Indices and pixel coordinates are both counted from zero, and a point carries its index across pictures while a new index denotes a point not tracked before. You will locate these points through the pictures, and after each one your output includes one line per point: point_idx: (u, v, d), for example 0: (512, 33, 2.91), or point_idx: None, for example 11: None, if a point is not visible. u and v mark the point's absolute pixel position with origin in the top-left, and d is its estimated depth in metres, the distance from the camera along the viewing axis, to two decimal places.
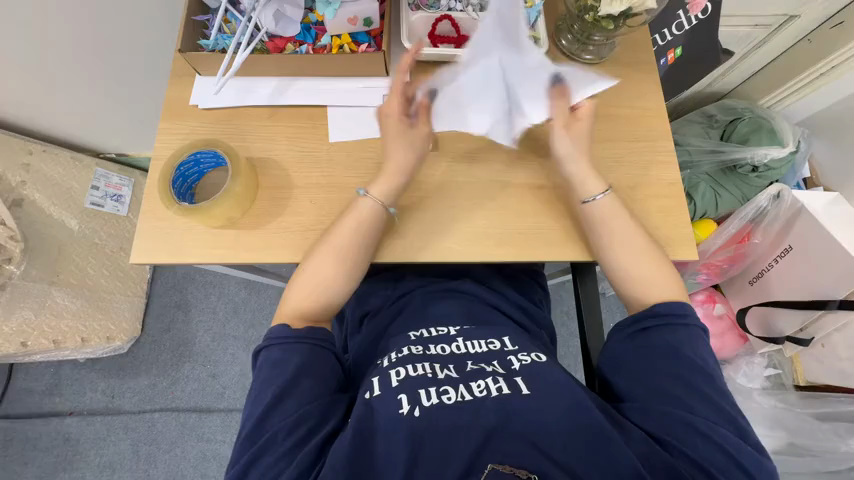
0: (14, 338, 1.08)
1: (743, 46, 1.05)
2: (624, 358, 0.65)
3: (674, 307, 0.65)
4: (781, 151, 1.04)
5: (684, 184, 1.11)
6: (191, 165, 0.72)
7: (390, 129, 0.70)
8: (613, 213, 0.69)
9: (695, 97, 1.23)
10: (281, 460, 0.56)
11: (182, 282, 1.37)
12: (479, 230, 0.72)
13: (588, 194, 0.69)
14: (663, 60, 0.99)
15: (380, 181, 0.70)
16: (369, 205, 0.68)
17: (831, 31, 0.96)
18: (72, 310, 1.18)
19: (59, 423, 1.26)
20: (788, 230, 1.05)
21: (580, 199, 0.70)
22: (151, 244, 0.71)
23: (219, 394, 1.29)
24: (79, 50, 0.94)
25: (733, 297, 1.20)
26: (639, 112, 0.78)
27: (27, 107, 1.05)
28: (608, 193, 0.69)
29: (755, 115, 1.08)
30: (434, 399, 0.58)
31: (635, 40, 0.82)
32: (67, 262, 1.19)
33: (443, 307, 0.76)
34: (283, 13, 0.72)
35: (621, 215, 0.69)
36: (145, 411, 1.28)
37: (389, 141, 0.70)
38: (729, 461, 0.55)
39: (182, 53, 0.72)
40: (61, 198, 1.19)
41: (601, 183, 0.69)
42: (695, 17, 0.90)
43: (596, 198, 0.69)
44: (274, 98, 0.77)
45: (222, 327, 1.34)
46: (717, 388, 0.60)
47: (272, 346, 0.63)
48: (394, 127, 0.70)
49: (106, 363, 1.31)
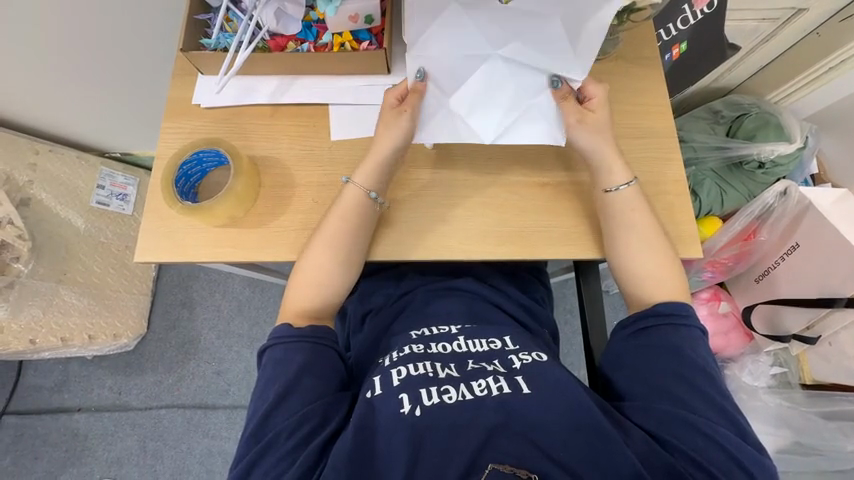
0: (23, 336, 1.12)
1: (750, 40, 1.03)
2: (625, 356, 0.64)
3: (678, 307, 0.64)
4: (789, 147, 1.03)
5: (689, 181, 1.10)
6: (194, 164, 0.72)
7: (384, 119, 0.68)
8: (627, 209, 0.68)
9: (701, 92, 1.21)
10: (282, 461, 0.56)
11: (187, 279, 1.38)
12: (481, 229, 0.72)
13: (613, 183, 0.69)
14: (668, 56, 1.00)
15: (369, 172, 0.69)
16: (352, 191, 0.69)
17: (840, 24, 0.94)
18: (80, 308, 1.19)
19: (67, 419, 1.27)
20: (795, 227, 1.04)
21: (604, 187, 0.69)
22: (153, 243, 0.71)
23: (223, 391, 1.30)
24: (83, 48, 0.95)
25: (738, 296, 1.18)
26: (642, 109, 0.77)
27: (31, 107, 1.06)
28: (632, 184, 0.69)
29: (762, 111, 1.08)
30: (435, 399, 0.58)
31: (639, 36, 0.80)
32: (74, 261, 1.20)
33: (444, 306, 0.76)
34: (285, 11, 0.71)
35: (639, 211, 0.68)
36: (152, 407, 1.29)
37: (380, 130, 0.69)
38: (729, 461, 0.55)
39: (184, 52, 0.73)
40: (68, 198, 1.21)
41: (627, 173, 0.69)
42: (700, 11, 0.90)
43: (620, 187, 0.68)
44: (275, 97, 0.77)
45: (227, 325, 1.34)
46: (718, 389, 0.60)
47: (275, 345, 0.64)
48: (389, 112, 0.68)
49: (113, 360, 1.32)
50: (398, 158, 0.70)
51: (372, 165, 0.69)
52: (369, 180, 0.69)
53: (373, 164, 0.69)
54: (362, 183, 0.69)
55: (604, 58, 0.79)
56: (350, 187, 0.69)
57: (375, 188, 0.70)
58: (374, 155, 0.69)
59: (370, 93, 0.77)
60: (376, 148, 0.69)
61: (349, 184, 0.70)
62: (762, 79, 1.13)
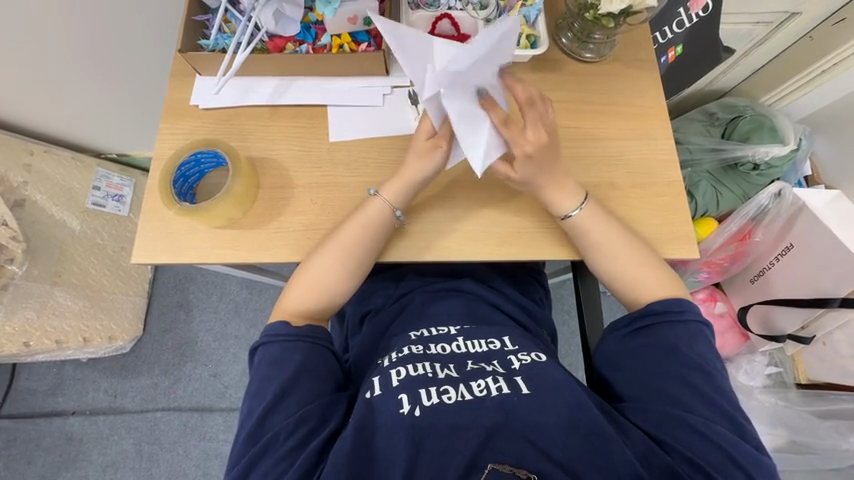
0: (17, 338, 1.10)
1: (743, 43, 1.05)
2: (623, 355, 0.65)
3: (672, 303, 0.65)
4: (782, 149, 1.04)
5: (686, 182, 1.11)
6: (191, 165, 0.72)
7: (417, 148, 0.69)
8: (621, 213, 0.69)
9: (697, 95, 1.24)
10: (282, 462, 0.56)
11: (183, 281, 1.38)
12: (481, 231, 0.72)
13: (566, 210, 0.69)
14: (663, 59, 0.99)
15: (399, 189, 0.69)
16: (379, 205, 0.69)
17: (834, 27, 0.95)
18: (75, 310, 1.18)
19: (62, 422, 1.26)
20: (789, 228, 1.05)
21: (560, 215, 0.70)
22: (152, 243, 0.71)
23: (220, 393, 1.29)
24: (80, 50, 0.95)
25: (732, 296, 1.20)
26: (639, 111, 0.78)
27: (28, 107, 1.05)
28: (586, 204, 0.69)
29: (756, 113, 1.09)
30: (434, 399, 0.59)
31: (635, 39, 0.81)
32: (68, 263, 1.19)
33: (444, 307, 0.76)
34: (283, 12, 0.71)
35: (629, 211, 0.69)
36: (148, 410, 1.28)
37: (410, 158, 0.69)
38: (727, 460, 0.56)
39: (182, 53, 0.72)
40: (63, 199, 1.20)
41: (576, 195, 0.69)
42: (696, 15, 0.91)
43: (574, 212, 0.69)
44: (274, 98, 0.77)
45: (224, 327, 1.34)
46: (717, 387, 0.60)
47: (271, 343, 0.64)
48: (419, 143, 0.69)
49: (108, 362, 1.31)
50: (427, 178, 0.70)
51: (400, 181, 0.69)
52: (397, 198, 0.69)
53: (405, 182, 0.69)
54: (392, 200, 0.69)
55: (601, 62, 0.80)
56: (377, 200, 0.69)
57: (401, 207, 0.70)
58: (407, 175, 0.69)
59: (369, 95, 0.78)
60: (407, 173, 0.69)
61: (377, 196, 0.69)
62: (757, 81, 1.14)
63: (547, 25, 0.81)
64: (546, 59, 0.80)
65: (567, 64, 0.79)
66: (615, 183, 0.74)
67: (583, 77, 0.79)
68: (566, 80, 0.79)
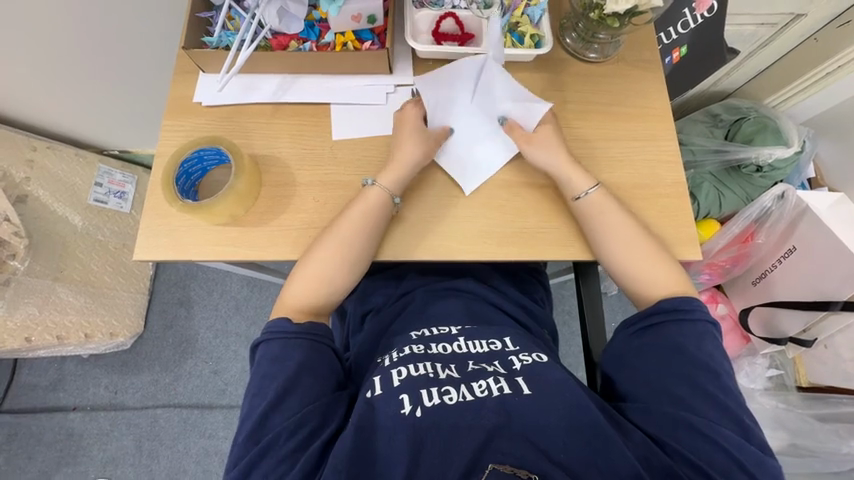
0: (19, 333, 1.10)
1: (748, 45, 1.05)
2: (629, 354, 0.65)
3: (681, 302, 0.65)
4: (786, 151, 1.03)
5: (689, 184, 1.10)
6: (194, 162, 0.72)
7: (411, 137, 0.71)
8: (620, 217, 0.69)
9: (700, 96, 1.24)
10: (282, 463, 0.56)
11: (185, 278, 1.38)
12: (482, 230, 0.72)
13: (579, 190, 0.70)
14: (668, 59, 1.00)
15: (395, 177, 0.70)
16: (378, 193, 0.69)
17: (839, 29, 0.95)
18: (77, 306, 1.18)
19: (63, 418, 1.27)
20: (792, 230, 1.04)
21: (571, 195, 0.71)
22: (153, 240, 0.71)
23: (221, 390, 1.29)
24: (84, 46, 0.95)
25: (734, 298, 1.20)
26: (643, 112, 0.78)
27: (31, 102, 1.05)
28: (598, 187, 0.70)
29: (760, 115, 1.09)
30: (435, 400, 0.58)
31: (639, 39, 0.81)
32: (70, 259, 1.19)
33: (445, 306, 0.76)
34: (287, 10, 0.71)
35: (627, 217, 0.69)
36: (148, 407, 1.28)
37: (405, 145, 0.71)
38: (729, 462, 0.56)
39: (185, 50, 0.72)
40: (65, 195, 1.20)
41: (589, 178, 0.70)
42: (701, 15, 0.90)
43: (586, 193, 0.70)
44: (277, 96, 0.77)
45: (225, 324, 1.34)
46: (722, 387, 0.60)
47: (274, 341, 0.63)
48: (413, 130, 0.72)
49: (109, 358, 1.32)
50: (423, 164, 0.72)
51: (397, 170, 0.70)
52: (393, 184, 0.70)
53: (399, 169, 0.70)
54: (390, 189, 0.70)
55: (605, 62, 0.80)
56: (374, 189, 0.69)
57: (397, 193, 0.70)
58: (402, 162, 0.70)
59: (372, 93, 0.78)
60: (402, 157, 0.70)
61: (374, 186, 0.70)
62: (761, 82, 1.14)
63: (552, 24, 0.81)
64: (549, 59, 0.79)
65: (570, 64, 0.79)
66: (617, 184, 0.74)
67: (586, 78, 0.79)
68: (569, 81, 0.78)
